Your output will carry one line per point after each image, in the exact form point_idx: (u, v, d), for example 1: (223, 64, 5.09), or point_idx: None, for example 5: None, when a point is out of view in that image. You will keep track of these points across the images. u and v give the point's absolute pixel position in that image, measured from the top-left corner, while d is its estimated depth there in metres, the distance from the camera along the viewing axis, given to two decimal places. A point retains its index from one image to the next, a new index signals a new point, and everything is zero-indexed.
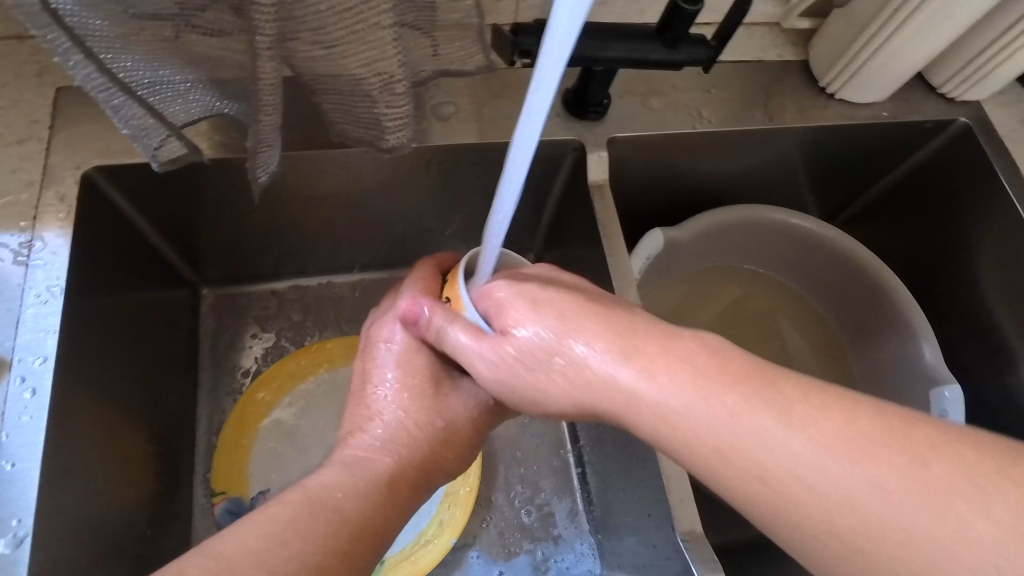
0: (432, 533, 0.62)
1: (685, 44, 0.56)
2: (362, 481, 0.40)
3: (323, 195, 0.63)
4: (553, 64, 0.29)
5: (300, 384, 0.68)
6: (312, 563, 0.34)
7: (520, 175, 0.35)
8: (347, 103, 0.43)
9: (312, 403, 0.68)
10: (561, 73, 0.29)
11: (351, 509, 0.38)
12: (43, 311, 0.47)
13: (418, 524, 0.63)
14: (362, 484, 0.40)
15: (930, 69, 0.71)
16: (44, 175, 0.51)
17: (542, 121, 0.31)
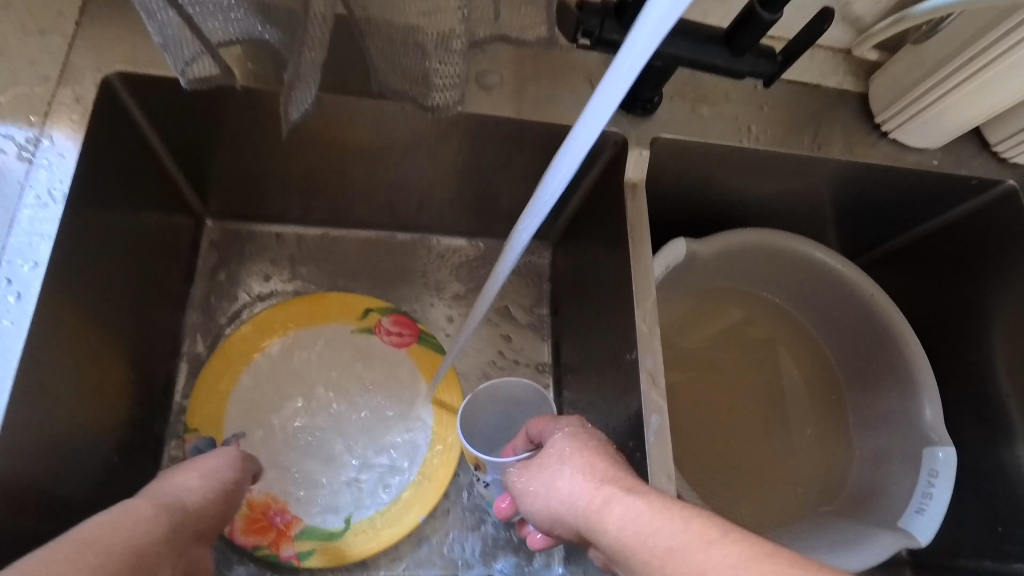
0: (395, 507, 0.62)
1: (749, 54, 0.53)
2: (127, 516, 0.37)
3: (346, 144, 0.60)
4: (645, 42, 0.29)
5: (294, 331, 0.67)
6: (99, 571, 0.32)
7: (579, 154, 0.36)
8: (395, 53, 0.40)
9: (303, 353, 0.66)
10: (642, 63, 0.30)
11: (122, 532, 0.36)
12: (41, 215, 0.45)
13: (384, 497, 0.62)
14: (127, 516, 0.37)
15: (988, 125, 0.68)
16: (62, 73, 0.49)
17: (612, 105, 0.32)
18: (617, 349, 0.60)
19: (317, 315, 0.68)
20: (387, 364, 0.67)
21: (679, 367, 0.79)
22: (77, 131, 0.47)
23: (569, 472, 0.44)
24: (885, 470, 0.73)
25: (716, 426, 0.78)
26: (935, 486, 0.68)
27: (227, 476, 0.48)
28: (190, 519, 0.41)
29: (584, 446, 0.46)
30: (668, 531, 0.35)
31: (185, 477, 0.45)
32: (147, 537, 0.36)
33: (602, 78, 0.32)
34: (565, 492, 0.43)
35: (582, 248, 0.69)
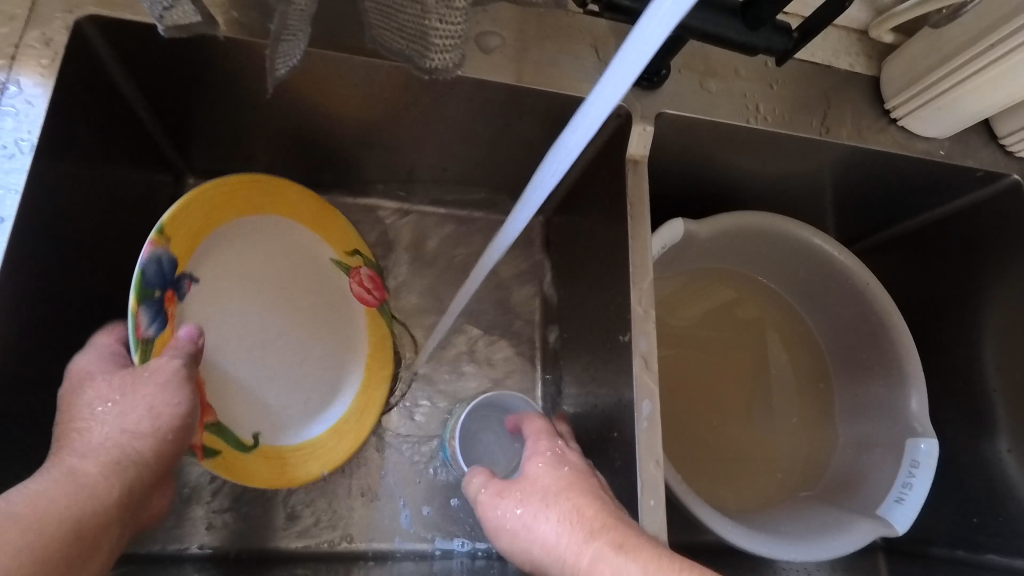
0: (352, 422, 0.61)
1: (765, 28, 0.50)
2: (52, 486, 0.38)
3: (337, 104, 0.57)
4: None
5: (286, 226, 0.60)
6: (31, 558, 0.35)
7: (612, 96, 0.34)
8: (392, 7, 0.38)
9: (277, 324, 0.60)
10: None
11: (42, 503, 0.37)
12: (6, 167, 0.42)
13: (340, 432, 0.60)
14: (52, 488, 0.38)
15: (999, 116, 0.67)
16: (30, 12, 0.45)
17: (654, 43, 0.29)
18: (611, 329, 0.58)
19: (318, 230, 0.62)
20: (371, 317, 0.65)
21: (669, 348, 0.78)
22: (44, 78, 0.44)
23: (552, 505, 0.46)
24: (867, 459, 0.74)
25: (703, 407, 0.78)
26: (916, 477, 0.68)
27: (161, 397, 0.45)
28: (126, 458, 0.43)
29: (574, 486, 0.47)
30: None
31: (125, 414, 0.44)
32: (85, 514, 0.38)
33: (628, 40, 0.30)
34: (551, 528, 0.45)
35: (578, 223, 0.68)
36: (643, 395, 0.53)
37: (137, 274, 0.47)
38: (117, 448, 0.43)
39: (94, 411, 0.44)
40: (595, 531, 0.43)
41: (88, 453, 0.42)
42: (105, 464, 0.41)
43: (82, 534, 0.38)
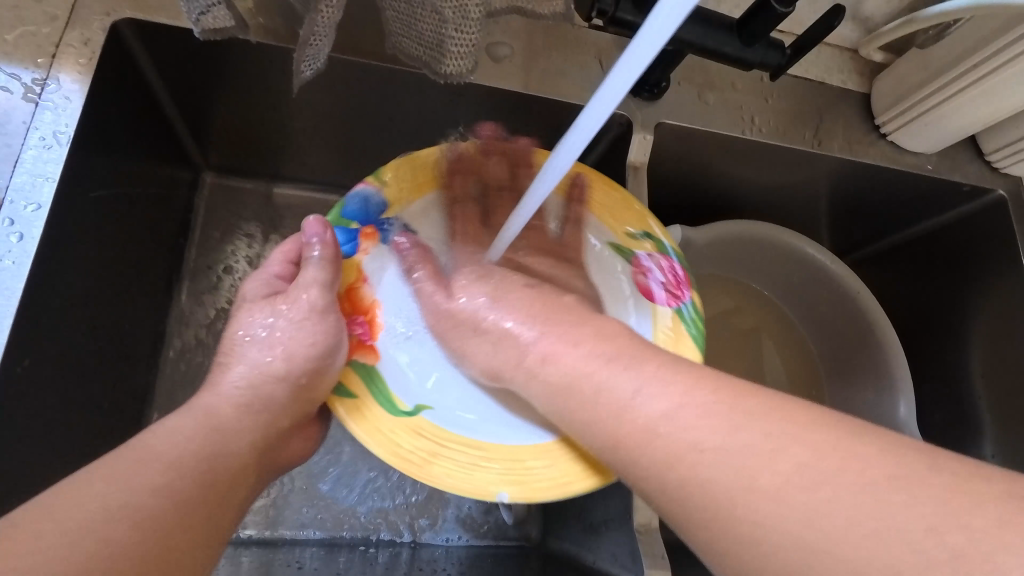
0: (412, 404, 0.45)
1: (760, 44, 0.53)
2: (185, 427, 0.41)
3: (353, 107, 0.60)
4: (663, 24, 0.26)
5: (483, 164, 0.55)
6: (141, 523, 0.35)
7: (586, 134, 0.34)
8: (412, 16, 0.41)
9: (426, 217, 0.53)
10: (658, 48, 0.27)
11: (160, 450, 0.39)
12: (45, 157, 0.45)
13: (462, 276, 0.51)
14: (182, 430, 0.40)
15: (984, 133, 0.70)
16: (70, 14, 0.48)
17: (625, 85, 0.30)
18: None
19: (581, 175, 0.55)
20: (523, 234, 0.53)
21: None
22: (82, 76, 0.47)
23: (515, 347, 0.46)
24: None
25: None
26: None
27: (306, 338, 0.45)
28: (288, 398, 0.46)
29: (528, 300, 0.48)
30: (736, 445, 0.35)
31: (274, 342, 0.46)
32: (219, 463, 0.40)
33: (622, 56, 0.29)
34: (512, 340, 0.46)
35: None
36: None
37: (342, 203, 0.49)
38: (253, 392, 0.45)
39: (251, 343, 0.47)
40: (606, 352, 0.42)
41: (231, 390, 0.45)
42: (240, 406, 0.44)
43: (212, 480, 0.39)
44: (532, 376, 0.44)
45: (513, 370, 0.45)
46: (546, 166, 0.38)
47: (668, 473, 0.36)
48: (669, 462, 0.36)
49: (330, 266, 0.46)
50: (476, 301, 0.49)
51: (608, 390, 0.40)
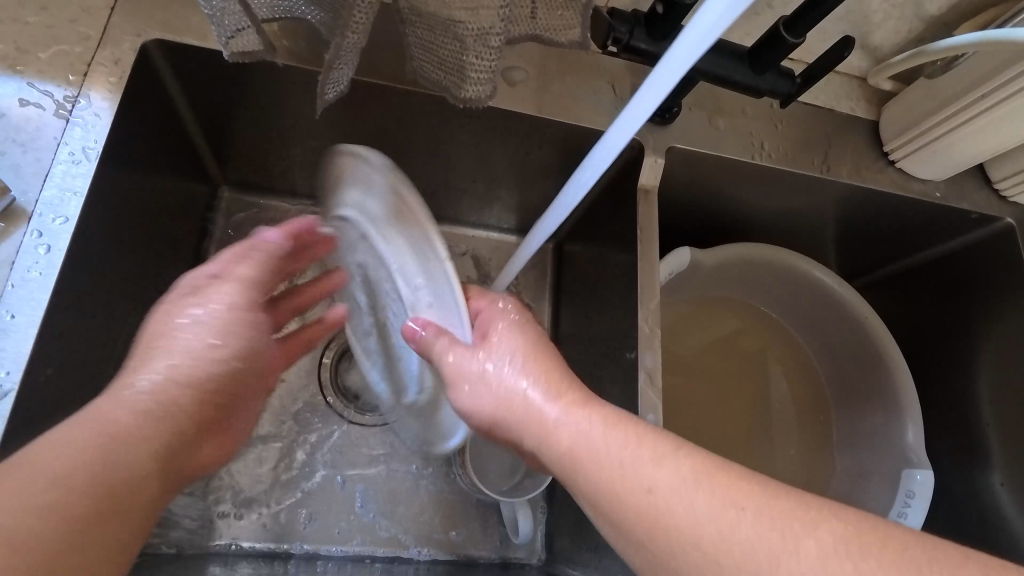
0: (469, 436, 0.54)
1: (771, 73, 0.54)
2: (116, 426, 0.37)
3: (370, 127, 0.61)
4: (696, 42, 0.28)
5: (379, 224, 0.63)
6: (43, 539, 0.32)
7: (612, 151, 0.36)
8: (434, 42, 0.42)
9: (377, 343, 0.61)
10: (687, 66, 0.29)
11: (111, 458, 0.36)
12: (73, 171, 0.46)
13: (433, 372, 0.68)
14: (113, 429, 0.37)
15: (992, 162, 0.71)
16: (103, 34, 0.50)
17: (653, 104, 0.32)
18: (618, 348, 0.61)
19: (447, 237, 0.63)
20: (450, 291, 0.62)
21: (673, 372, 0.81)
22: (111, 94, 0.48)
23: (502, 366, 0.46)
24: (864, 488, 0.75)
25: (707, 430, 0.80)
26: (911, 507, 0.70)
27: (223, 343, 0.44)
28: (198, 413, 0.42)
29: (527, 346, 0.46)
30: (661, 469, 0.37)
31: (203, 329, 0.44)
32: (129, 476, 0.36)
33: (634, 98, 0.33)
34: (549, 412, 0.43)
35: (590, 247, 0.71)
36: (647, 412, 0.55)
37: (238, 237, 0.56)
38: (157, 401, 0.40)
39: (177, 336, 0.43)
40: (588, 415, 0.41)
41: (136, 396, 0.40)
42: (147, 417, 0.39)
43: (115, 496, 0.35)
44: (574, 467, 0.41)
45: (525, 424, 0.44)
46: (555, 200, 0.43)
47: (623, 501, 0.38)
48: (620, 485, 0.38)
49: (260, 267, 0.47)
50: (489, 365, 0.46)
51: (603, 452, 0.39)
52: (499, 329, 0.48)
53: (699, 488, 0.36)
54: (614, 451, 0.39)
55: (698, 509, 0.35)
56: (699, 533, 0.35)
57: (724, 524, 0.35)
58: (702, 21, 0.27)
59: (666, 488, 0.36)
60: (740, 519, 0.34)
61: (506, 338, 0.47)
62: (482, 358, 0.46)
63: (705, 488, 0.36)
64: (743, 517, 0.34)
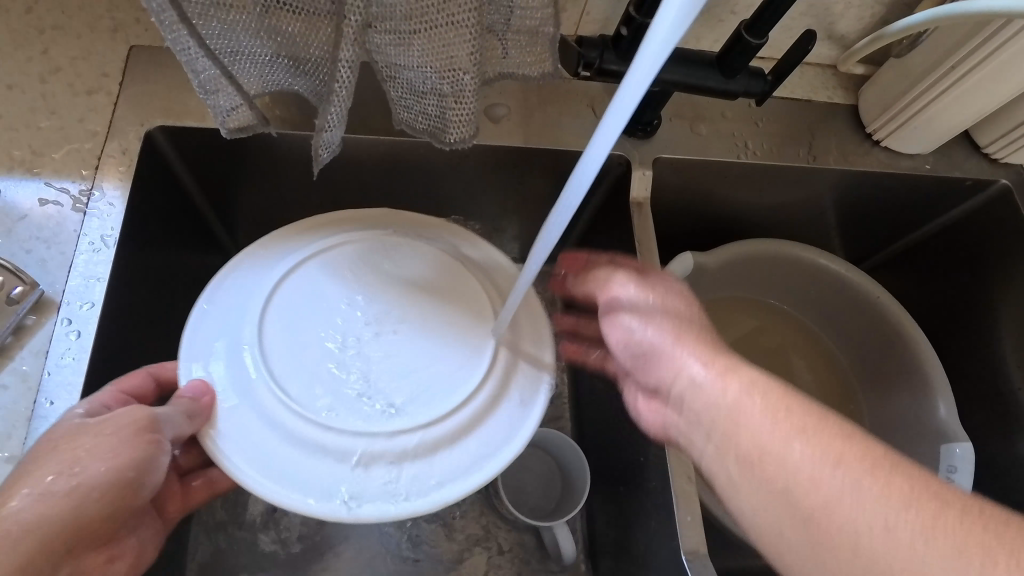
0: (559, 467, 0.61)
1: (742, 75, 0.56)
2: None
3: (366, 180, 0.64)
4: (641, 77, 0.29)
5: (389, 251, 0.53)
6: None
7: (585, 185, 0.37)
8: (415, 96, 0.44)
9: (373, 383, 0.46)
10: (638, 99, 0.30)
11: None
12: (95, 259, 0.48)
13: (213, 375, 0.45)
14: None
15: (977, 129, 0.71)
16: (109, 128, 0.53)
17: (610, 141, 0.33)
18: None
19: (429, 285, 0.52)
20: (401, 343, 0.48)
21: None
22: (122, 184, 0.51)
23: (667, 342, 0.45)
24: None
25: None
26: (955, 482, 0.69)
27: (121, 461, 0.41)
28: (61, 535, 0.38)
29: (695, 327, 0.46)
30: (853, 487, 0.33)
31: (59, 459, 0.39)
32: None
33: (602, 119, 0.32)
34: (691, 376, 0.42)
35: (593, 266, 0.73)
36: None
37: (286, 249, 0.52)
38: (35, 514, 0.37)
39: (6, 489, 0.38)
40: (770, 408, 0.38)
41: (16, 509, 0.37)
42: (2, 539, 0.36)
43: None
44: (692, 423, 0.42)
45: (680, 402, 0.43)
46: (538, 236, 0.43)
47: (795, 502, 0.35)
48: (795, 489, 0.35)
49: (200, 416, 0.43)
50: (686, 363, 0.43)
51: (737, 406, 0.39)
52: (641, 299, 0.49)
53: (823, 458, 0.34)
54: (731, 396, 0.39)
55: (832, 480, 0.33)
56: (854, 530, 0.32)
57: (895, 517, 0.31)
58: (662, 26, 0.26)
59: (830, 487, 0.33)
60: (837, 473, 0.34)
61: (639, 309, 0.48)
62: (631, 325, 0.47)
63: (803, 443, 0.35)
64: (902, 516, 0.31)
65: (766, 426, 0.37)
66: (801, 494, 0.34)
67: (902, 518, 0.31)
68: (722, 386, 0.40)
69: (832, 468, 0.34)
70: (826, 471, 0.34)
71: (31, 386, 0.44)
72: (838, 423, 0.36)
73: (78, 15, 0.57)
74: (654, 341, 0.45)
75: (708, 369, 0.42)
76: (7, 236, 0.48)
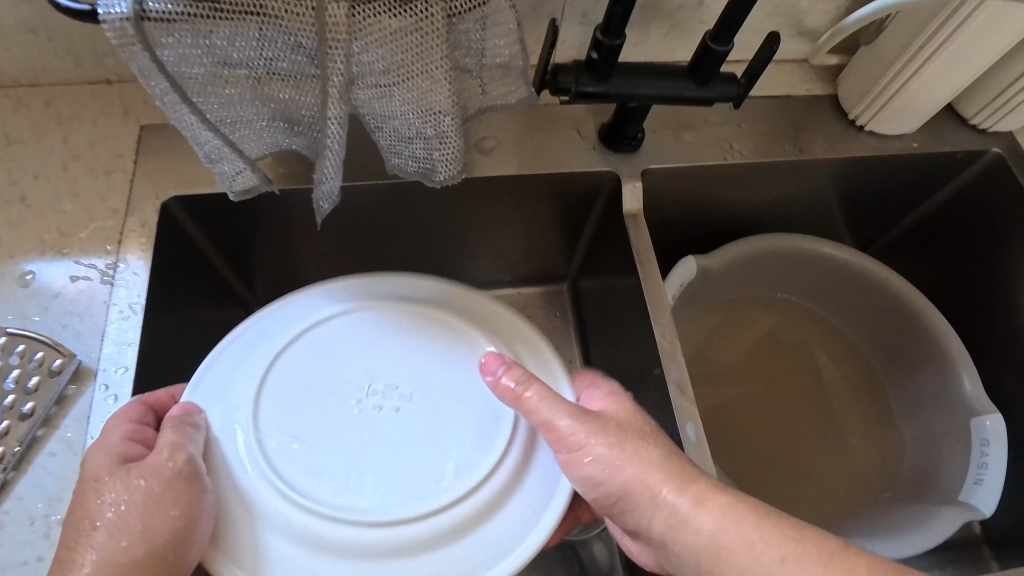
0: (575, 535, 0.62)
1: (716, 81, 0.58)
2: None
3: (369, 221, 0.67)
4: None
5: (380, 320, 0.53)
6: None
7: None
8: (401, 141, 0.47)
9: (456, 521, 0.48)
10: None
11: None
12: (124, 326, 0.52)
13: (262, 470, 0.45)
14: None
15: (962, 102, 0.72)
16: (128, 205, 0.57)
17: None
18: (647, 367, 0.63)
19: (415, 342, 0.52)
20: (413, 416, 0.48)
21: (706, 380, 0.79)
22: (145, 254, 0.55)
23: (595, 452, 0.45)
24: (938, 450, 0.73)
25: (764, 431, 0.77)
26: (989, 456, 0.68)
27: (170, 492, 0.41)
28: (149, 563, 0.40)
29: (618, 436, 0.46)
30: (743, 534, 0.41)
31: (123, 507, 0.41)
32: None
33: None
34: (651, 495, 0.44)
35: (600, 279, 0.75)
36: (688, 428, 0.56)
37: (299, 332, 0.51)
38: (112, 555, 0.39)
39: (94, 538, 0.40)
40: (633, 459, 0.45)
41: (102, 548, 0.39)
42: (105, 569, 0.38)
43: None
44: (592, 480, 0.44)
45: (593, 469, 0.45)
46: None
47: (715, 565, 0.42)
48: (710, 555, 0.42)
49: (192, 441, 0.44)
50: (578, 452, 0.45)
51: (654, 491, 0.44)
52: (584, 426, 0.45)
53: (741, 530, 0.42)
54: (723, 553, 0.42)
55: (750, 543, 0.41)
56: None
57: (780, 563, 0.40)
58: None
59: (707, 530, 0.42)
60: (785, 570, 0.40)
61: (607, 430, 0.46)
62: (578, 455, 0.45)
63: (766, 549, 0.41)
64: (781, 560, 0.40)
65: (679, 500, 0.43)
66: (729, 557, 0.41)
67: None
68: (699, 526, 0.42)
69: (779, 562, 0.40)
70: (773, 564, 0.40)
71: (77, 451, 0.47)
72: (785, 525, 0.42)
73: (90, 103, 0.61)
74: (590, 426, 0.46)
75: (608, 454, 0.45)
76: (45, 314, 0.52)
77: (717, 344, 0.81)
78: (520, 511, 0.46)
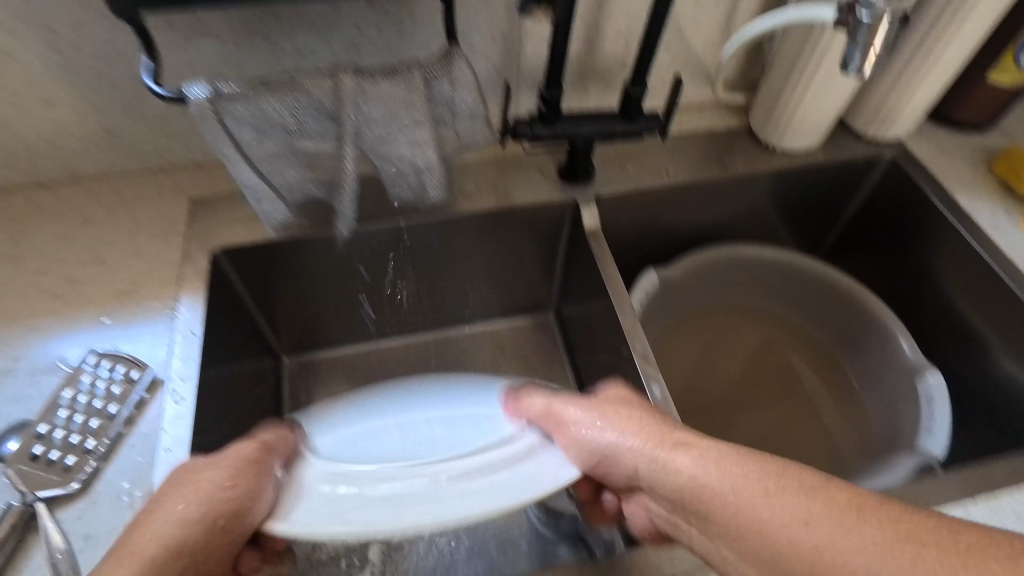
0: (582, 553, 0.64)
1: (640, 118, 0.74)
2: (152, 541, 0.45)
3: (376, 262, 0.81)
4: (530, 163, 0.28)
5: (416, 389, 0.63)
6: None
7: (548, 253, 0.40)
8: (399, 176, 0.62)
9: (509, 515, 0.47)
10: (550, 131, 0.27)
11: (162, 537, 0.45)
12: (187, 346, 0.64)
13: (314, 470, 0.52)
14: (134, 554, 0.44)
15: (853, 119, 0.88)
16: (183, 257, 0.70)
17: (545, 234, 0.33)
18: (620, 354, 0.74)
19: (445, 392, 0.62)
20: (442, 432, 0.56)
21: (689, 386, 0.89)
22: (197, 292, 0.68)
23: (607, 434, 0.53)
24: (896, 413, 0.81)
25: (747, 425, 0.87)
26: (936, 408, 0.76)
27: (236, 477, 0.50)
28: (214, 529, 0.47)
29: (617, 412, 0.55)
30: (773, 495, 0.43)
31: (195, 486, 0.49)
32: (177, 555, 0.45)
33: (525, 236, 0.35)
34: (653, 455, 0.50)
35: (576, 296, 0.87)
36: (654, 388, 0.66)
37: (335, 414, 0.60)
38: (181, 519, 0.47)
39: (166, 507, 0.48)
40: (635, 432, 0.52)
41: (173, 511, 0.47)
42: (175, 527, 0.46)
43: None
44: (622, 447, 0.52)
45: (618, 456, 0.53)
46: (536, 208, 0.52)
47: (746, 529, 0.43)
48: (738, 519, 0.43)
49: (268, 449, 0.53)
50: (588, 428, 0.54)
51: (651, 454, 0.50)
52: (591, 413, 0.55)
53: (750, 480, 0.44)
54: (728, 486, 0.45)
55: (786, 518, 0.41)
56: (806, 545, 0.40)
57: (809, 518, 0.40)
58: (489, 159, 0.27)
59: (716, 482, 0.45)
60: (809, 530, 0.40)
61: (606, 410, 0.56)
62: (581, 433, 0.54)
63: (775, 508, 0.42)
64: (809, 514, 0.41)
65: (683, 464, 0.48)
66: (768, 528, 0.42)
67: (862, 545, 0.38)
68: (678, 466, 0.48)
69: (804, 522, 0.41)
70: (797, 520, 0.41)
71: (154, 443, 0.58)
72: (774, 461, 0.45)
73: (151, 187, 0.77)
74: (595, 414, 0.55)
75: (614, 432, 0.53)
76: (122, 342, 0.64)
77: (695, 352, 0.92)
78: (539, 472, 0.51)
